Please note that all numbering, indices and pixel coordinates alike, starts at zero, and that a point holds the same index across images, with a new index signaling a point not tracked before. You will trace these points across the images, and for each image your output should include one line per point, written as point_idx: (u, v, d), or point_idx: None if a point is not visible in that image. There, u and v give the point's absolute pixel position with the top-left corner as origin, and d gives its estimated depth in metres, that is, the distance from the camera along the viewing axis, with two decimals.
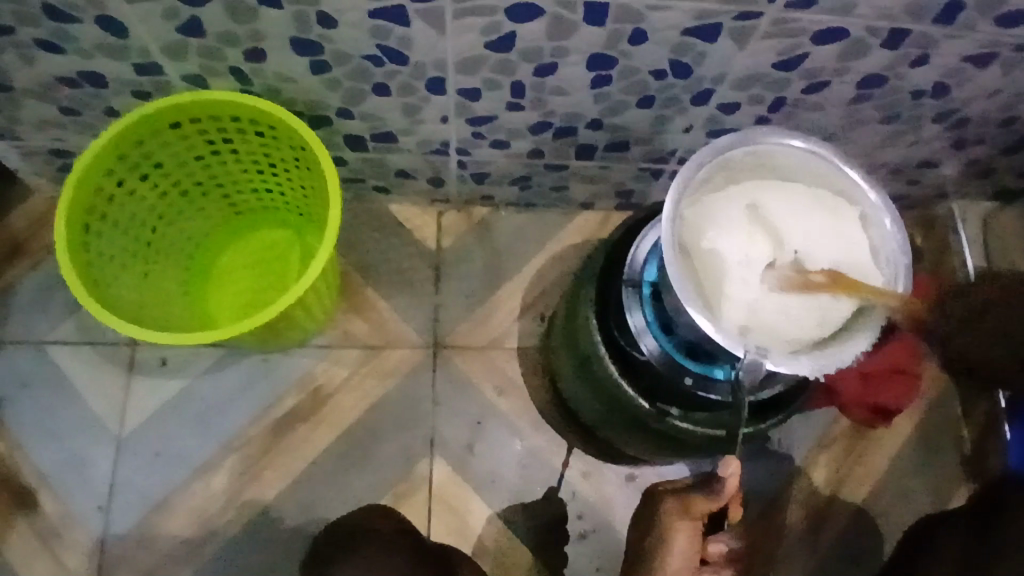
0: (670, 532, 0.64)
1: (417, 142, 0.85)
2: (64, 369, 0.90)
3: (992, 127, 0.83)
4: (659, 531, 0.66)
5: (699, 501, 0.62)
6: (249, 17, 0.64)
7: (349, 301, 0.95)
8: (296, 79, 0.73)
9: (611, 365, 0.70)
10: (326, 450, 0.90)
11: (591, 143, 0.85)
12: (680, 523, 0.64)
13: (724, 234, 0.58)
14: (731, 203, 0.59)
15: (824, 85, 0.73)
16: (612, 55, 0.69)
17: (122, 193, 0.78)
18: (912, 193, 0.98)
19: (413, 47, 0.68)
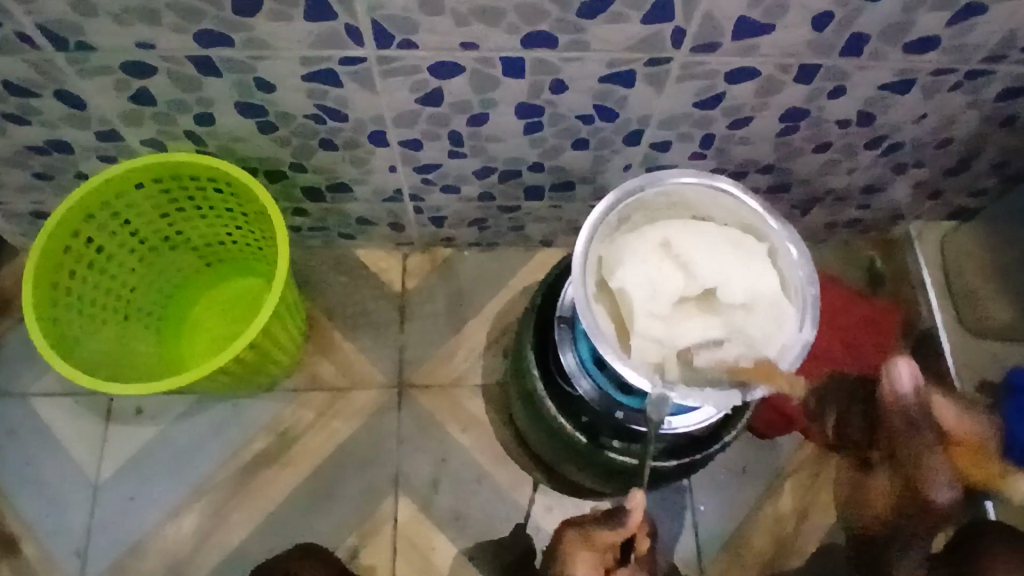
0: (572, 561, 0.68)
1: (371, 190, 0.89)
2: (45, 419, 0.95)
3: (928, 152, 0.84)
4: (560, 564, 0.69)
5: (603, 530, 0.68)
6: (194, 85, 0.69)
7: (317, 344, 0.99)
8: (247, 139, 0.78)
9: (549, 401, 0.74)
10: (295, 490, 0.93)
11: (537, 184, 0.88)
12: (581, 554, 0.68)
13: (640, 267, 0.62)
14: (648, 240, 0.64)
15: (748, 121, 0.76)
16: (538, 103, 0.72)
17: (92, 251, 0.82)
18: (865, 218, 0.99)
19: (349, 105, 0.72)
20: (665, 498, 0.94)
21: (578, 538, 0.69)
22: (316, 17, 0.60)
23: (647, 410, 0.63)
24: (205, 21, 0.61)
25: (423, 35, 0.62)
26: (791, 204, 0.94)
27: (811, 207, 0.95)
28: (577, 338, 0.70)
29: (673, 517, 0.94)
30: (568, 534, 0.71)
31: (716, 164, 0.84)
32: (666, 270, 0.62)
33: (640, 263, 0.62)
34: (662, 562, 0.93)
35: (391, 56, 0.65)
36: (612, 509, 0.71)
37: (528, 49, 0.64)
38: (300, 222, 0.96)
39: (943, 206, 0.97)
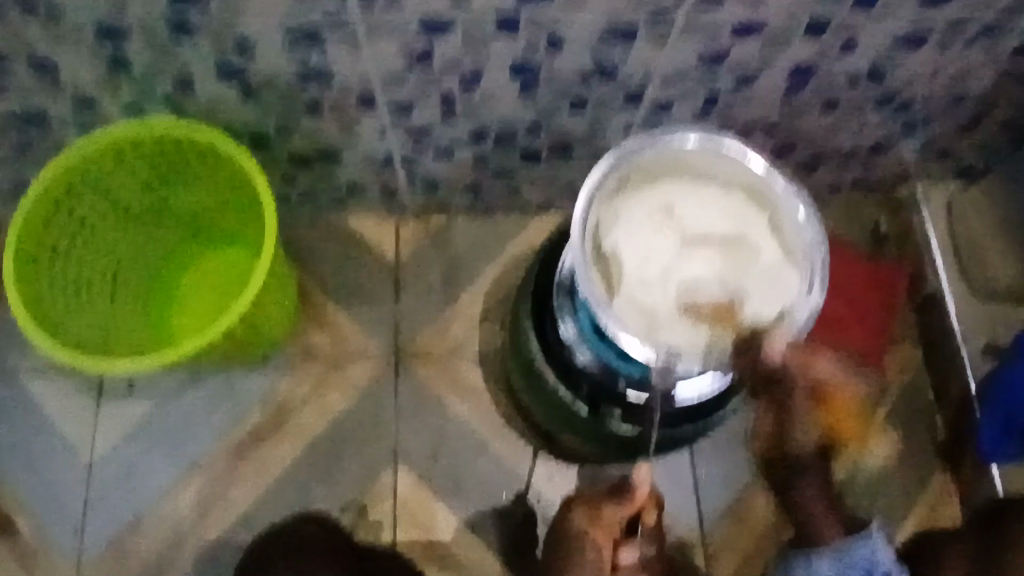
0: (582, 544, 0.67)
1: (361, 156, 0.85)
2: (35, 396, 0.93)
3: (939, 109, 0.81)
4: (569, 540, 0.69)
5: (610, 508, 0.66)
6: (171, 48, 0.66)
7: (310, 315, 0.96)
8: (229, 104, 0.74)
9: (550, 372, 0.72)
10: (292, 463, 0.92)
11: (533, 147, 0.85)
12: (587, 533, 0.66)
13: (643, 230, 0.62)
14: (648, 201, 0.63)
15: (753, 78, 0.73)
16: (534, 61, 0.69)
17: (74, 226, 0.80)
18: (872, 178, 0.97)
19: (335, 66, 0.69)
20: (667, 466, 0.93)
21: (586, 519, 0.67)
22: None
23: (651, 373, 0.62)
24: None
25: None
26: (796, 165, 0.91)
27: (816, 167, 0.92)
28: (577, 308, 0.67)
29: (675, 485, 0.93)
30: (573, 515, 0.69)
31: (720, 124, 0.81)
32: (663, 238, 0.62)
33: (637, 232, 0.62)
34: (666, 529, 0.92)
35: (377, 12, 0.61)
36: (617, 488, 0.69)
37: (522, 3, 0.61)
38: (288, 190, 0.93)
39: (952, 164, 0.94)
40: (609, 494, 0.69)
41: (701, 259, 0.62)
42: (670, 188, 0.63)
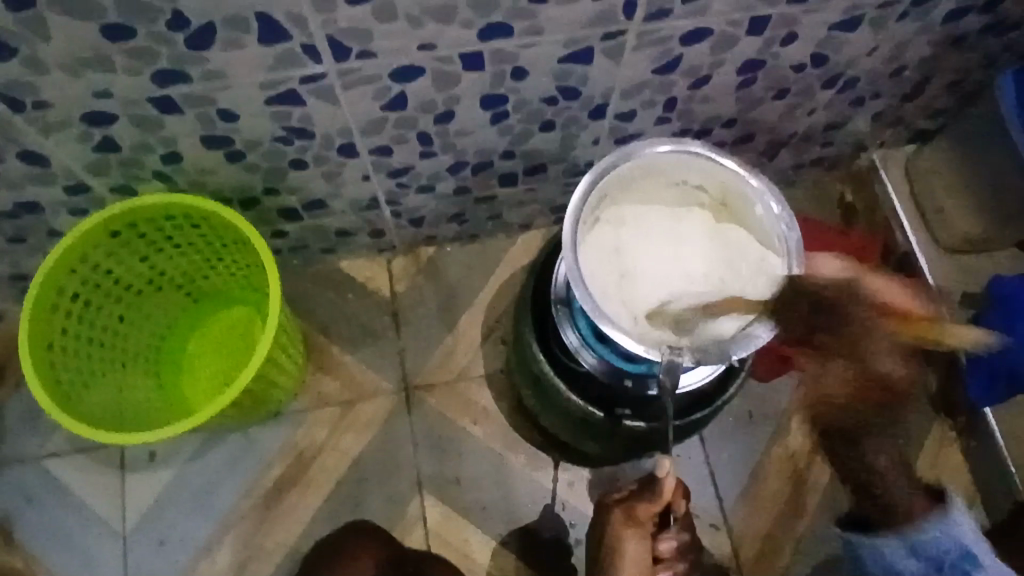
0: (621, 541, 0.70)
1: (347, 202, 0.89)
2: (59, 479, 0.94)
3: (882, 83, 0.86)
4: (607, 541, 0.72)
5: (644, 502, 0.70)
6: (157, 126, 0.69)
7: (318, 362, 0.99)
8: (216, 170, 0.78)
9: (558, 380, 0.75)
10: (320, 507, 0.94)
11: (509, 171, 0.89)
12: (628, 532, 0.71)
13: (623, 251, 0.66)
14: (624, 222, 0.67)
15: (707, 80, 0.77)
16: (501, 92, 0.73)
17: (79, 306, 0.82)
18: (831, 154, 1.02)
19: (315, 122, 0.72)
20: (681, 456, 0.97)
21: (622, 516, 0.71)
22: (271, 40, 0.60)
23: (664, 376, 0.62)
24: (160, 61, 0.61)
25: (379, 42, 0.63)
26: (758, 152, 0.96)
27: (777, 151, 0.97)
28: (575, 315, 0.70)
29: (690, 472, 0.96)
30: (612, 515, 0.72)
31: (681, 124, 0.85)
32: (642, 255, 0.67)
33: (615, 253, 0.66)
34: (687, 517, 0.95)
35: (350, 67, 0.65)
36: (643, 481, 0.74)
37: (485, 41, 0.65)
38: (280, 244, 0.96)
39: (903, 131, 1.00)
40: (634, 492, 0.73)
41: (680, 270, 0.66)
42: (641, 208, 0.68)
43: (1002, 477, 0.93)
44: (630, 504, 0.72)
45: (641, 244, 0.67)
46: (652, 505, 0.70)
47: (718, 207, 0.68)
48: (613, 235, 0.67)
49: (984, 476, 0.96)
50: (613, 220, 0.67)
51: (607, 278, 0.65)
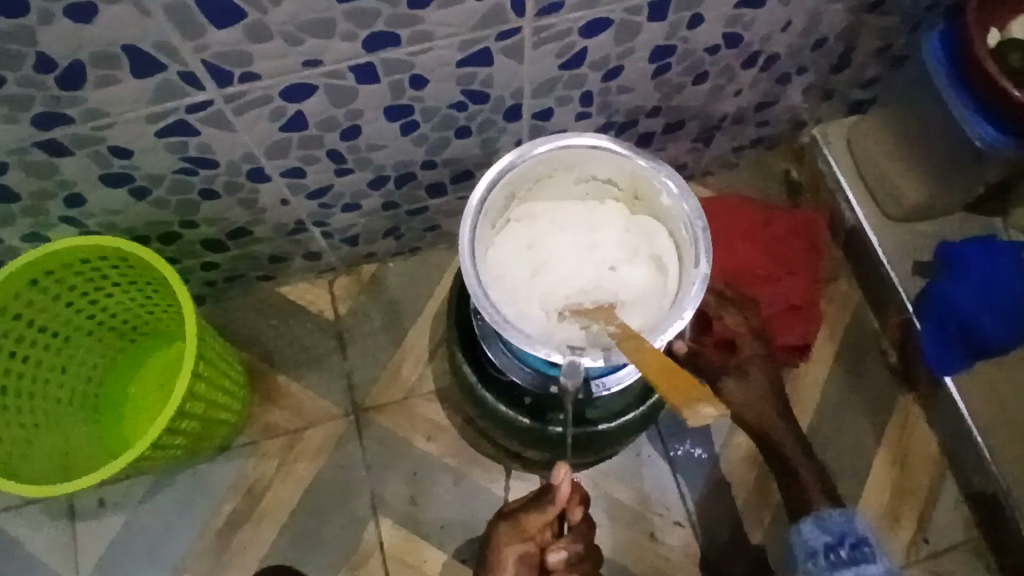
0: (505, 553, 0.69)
1: (272, 227, 0.87)
2: (8, 537, 0.91)
3: (805, 57, 0.84)
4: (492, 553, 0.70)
5: (533, 514, 0.70)
6: (49, 170, 0.67)
7: (264, 391, 0.97)
8: (126, 209, 0.76)
9: (489, 394, 0.74)
10: (276, 540, 0.92)
11: (435, 181, 0.87)
12: (514, 544, 0.70)
13: (534, 252, 0.64)
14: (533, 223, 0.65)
15: (619, 70, 0.75)
16: (404, 103, 0.71)
17: (6, 361, 0.79)
18: (770, 132, 1.00)
19: (215, 150, 0.70)
20: (641, 454, 0.95)
21: (510, 528, 0.70)
22: (145, 72, 0.58)
23: (563, 382, 0.58)
24: (34, 105, 0.59)
25: (260, 64, 0.60)
26: (691, 138, 0.94)
27: (712, 136, 0.95)
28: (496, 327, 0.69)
29: (652, 470, 0.94)
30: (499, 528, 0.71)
31: (604, 117, 0.83)
32: (554, 256, 0.65)
33: (526, 253, 0.64)
34: (653, 516, 0.93)
35: (236, 92, 0.63)
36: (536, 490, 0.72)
37: (372, 51, 0.63)
38: (212, 276, 0.94)
39: (840, 103, 0.98)
40: (525, 503, 0.72)
41: (594, 269, 0.64)
42: (551, 208, 0.66)
43: (968, 446, 0.91)
44: (518, 516, 0.71)
45: (555, 243, 0.65)
46: (540, 514, 0.70)
47: (632, 199, 0.65)
48: (525, 236, 0.65)
49: (950, 447, 0.93)
50: (523, 220, 0.65)
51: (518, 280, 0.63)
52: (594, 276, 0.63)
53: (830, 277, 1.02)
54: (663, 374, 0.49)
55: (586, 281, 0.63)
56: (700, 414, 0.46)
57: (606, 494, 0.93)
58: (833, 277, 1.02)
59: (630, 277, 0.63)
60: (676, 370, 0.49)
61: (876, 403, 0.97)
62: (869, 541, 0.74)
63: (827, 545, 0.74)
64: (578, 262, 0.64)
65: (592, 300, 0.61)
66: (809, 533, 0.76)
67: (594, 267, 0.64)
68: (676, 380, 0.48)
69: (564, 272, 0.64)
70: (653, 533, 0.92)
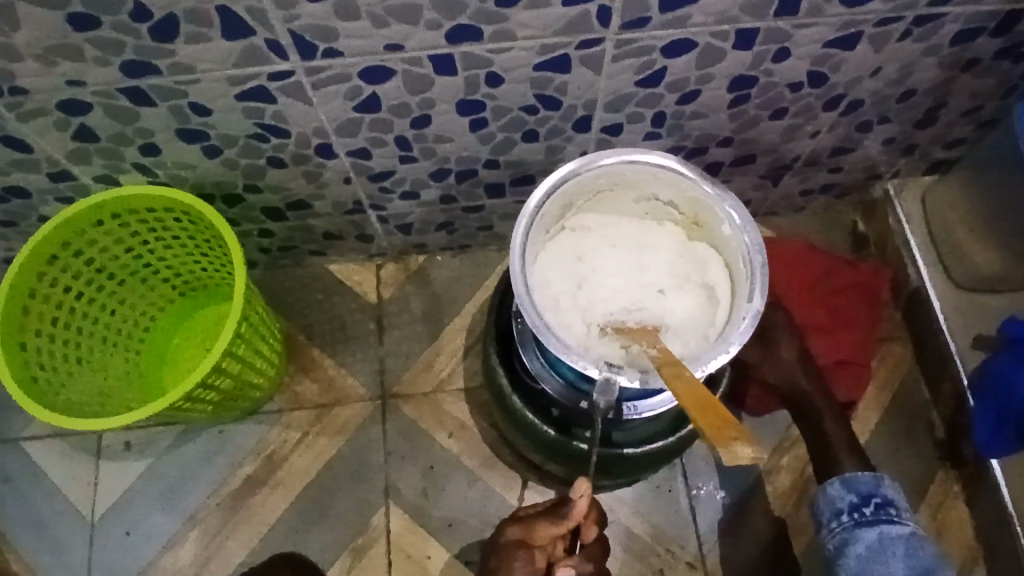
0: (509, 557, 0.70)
1: (331, 204, 0.88)
2: (36, 462, 0.95)
3: (890, 107, 0.82)
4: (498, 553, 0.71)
5: (544, 526, 0.69)
6: (130, 117, 0.69)
7: (298, 363, 0.98)
8: (196, 165, 0.78)
9: (517, 399, 0.73)
10: (287, 509, 0.92)
11: (495, 181, 0.87)
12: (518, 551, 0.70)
13: (583, 263, 0.64)
14: (587, 234, 0.65)
15: (696, 95, 0.74)
16: (477, 99, 0.71)
17: (60, 293, 0.83)
18: (842, 180, 0.97)
19: (288, 120, 0.71)
20: (660, 486, 0.93)
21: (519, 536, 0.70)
22: (234, 35, 0.60)
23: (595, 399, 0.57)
24: (126, 52, 0.61)
25: (344, 41, 0.62)
26: (759, 175, 0.92)
27: (781, 175, 0.93)
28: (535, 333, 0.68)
29: (669, 505, 0.92)
30: (509, 530, 0.71)
31: (674, 140, 0.82)
32: (603, 270, 0.64)
33: (575, 264, 0.64)
34: (662, 553, 0.91)
35: (317, 65, 0.64)
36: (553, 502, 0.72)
37: (455, 44, 0.63)
38: (267, 244, 0.96)
39: (919, 160, 0.94)
40: (540, 513, 0.71)
41: (643, 288, 0.63)
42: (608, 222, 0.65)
43: (1005, 537, 0.87)
44: (530, 525, 0.70)
45: (606, 258, 0.64)
46: (552, 528, 0.69)
47: (691, 225, 0.64)
48: (577, 246, 0.64)
49: (988, 533, 0.89)
50: (576, 230, 0.65)
51: (564, 290, 0.63)
52: (642, 296, 0.62)
53: (886, 337, 0.99)
54: (701, 410, 0.48)
55: (633, 300, 0.62)
56: (734, 455, 0.46)
57: (618, 521, 0.92)
58: (888, 337, 0.99)
59: (678, 302, 0.62)
60: (714, 408, 0.48)
61: (915, 477, 0.93)
62: (895, 505, 0.73)
63: (852, 505, 0.74)
64: (627, 279, 0.63)
65: (636, 321, 0.60)
66: (835, 493, 0.75)
67: (643, 288, 0.63)
68: (712, 418, 0.48)
69: (611, 287, 0.63)
70: (661, 569, 0.90)
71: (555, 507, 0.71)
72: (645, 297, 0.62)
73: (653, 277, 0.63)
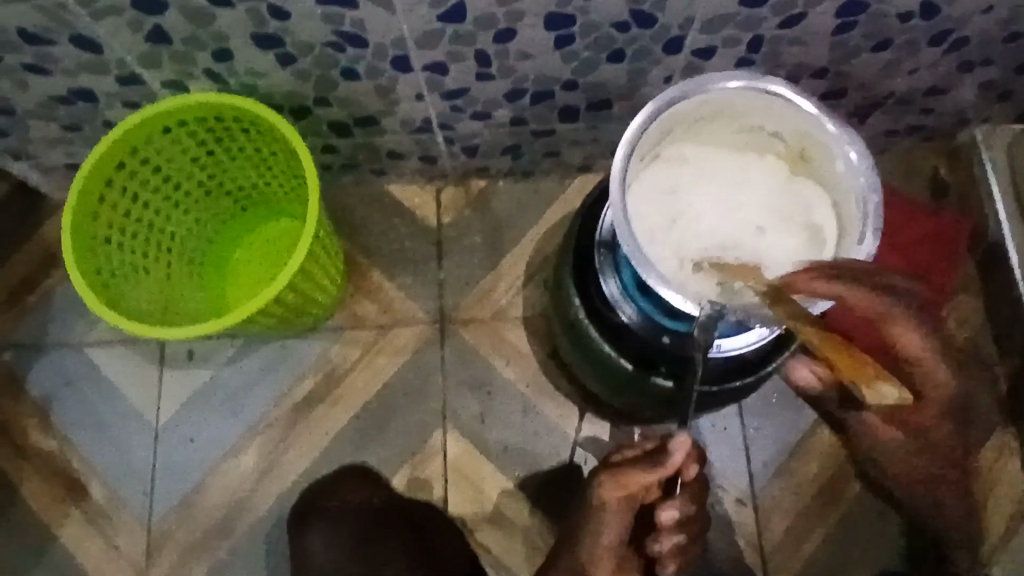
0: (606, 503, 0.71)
1: (399, 122, 0.86)
2: (100, 368, 0.96)
3: (1003, 41, 0.76)
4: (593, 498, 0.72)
5: (639, 474, 0.68)
6: (206, 19, 0.66)
7: (357, 284, 0.97)
8: (267, 74, 0.75)
9: (593, 331, 0.73)
10: (344, 427, 0.94)
11: (571, 105, 0.83)
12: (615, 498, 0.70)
13: (681, 195, 0.63)
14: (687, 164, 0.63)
15: (800, 19, 0.70)
16: (568, 14, 0.67)
17: (127, 200, 0.82)
18: (932, 120, 0.92)
19: (368, 30, 0.68)
20: (718, 424, 0.92)
21: (613, 482, 0.69)
22: None
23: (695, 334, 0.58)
24: None
25: None
26: (846, 111, 0.87)
27: (869, 112, 0.88)
28: (619, 264, 0.68)
29: (725, 443, 0.92)
30: (603, 478, 0.70)
31: (765, 69, 0.78)
32: (701, 204, 0.63)
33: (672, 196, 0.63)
34: (714, 489, 0.91)
35: None
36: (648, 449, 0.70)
37: None
38: (330, 160, 0.94)
39: (1019, 101, 0.89)
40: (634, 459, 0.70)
41: (742, 224, 0.62)
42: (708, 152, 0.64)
43: None
44: (625, 472, 0.69)
45: (704, 190, 0.63)
46: (648, 476, 0.68)
47: (795, 158, 0.63)
48: (674, 176, 0.63)
49: None
50: (675, 159, 0.63)
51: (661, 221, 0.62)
52: (741, 231, 0.62)
53: (961, 286, 0.94)
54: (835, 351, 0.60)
55: (732, 235, 0.62)
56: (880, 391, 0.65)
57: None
58: (963, 287, 0.94)
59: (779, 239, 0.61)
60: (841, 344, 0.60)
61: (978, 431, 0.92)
62: None
63: None
64: (725, 213, 0.63)
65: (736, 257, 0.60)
66: None
67: (742, 224, 0.62)
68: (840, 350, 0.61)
69: (710, 221, 0.62)
70: (713, 504, 0.91)
71: (650, 455, 0.69)
72: (745, 233, 0.62)
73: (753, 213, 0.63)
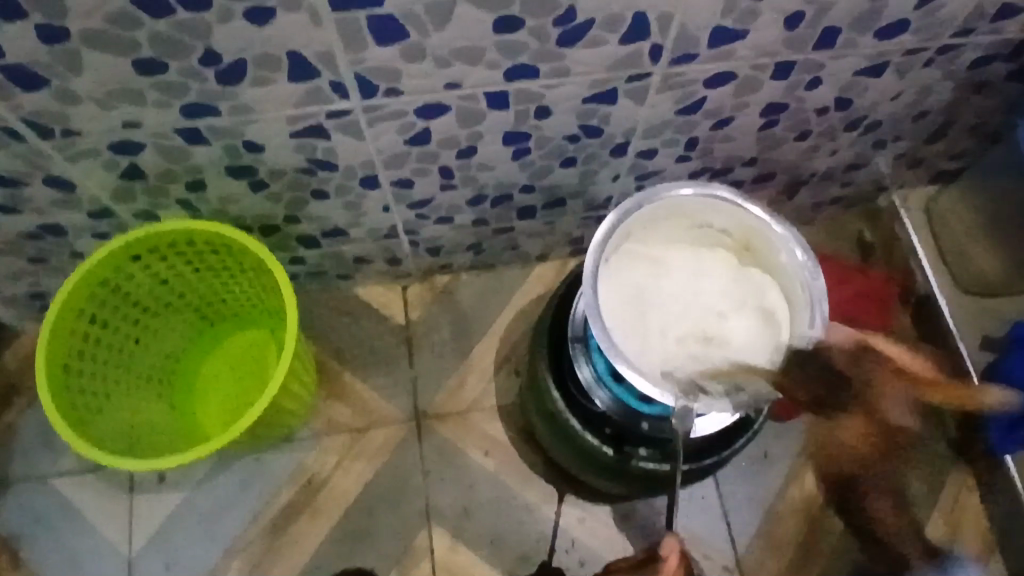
0: None
1: (366, 231, 0.89)
2: (69, 500, 0.93)
3: (904, 125, 0.86)
4: None
5: None
6: (182, 155, 0.69)
7: (331, 388, 0.99)
8: (239, 199, 0.78)
9: (573, 419, 0.75)
10: (328, 535, 0.93)
11: (528, 205, 0.89)
12: None
13: (646, 289, 0.69)
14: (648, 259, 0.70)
15: (729, 121, 0.78)
16: (523, 130, 0.73)
17: (98, 328, 0.82)
18: (851, 193, 1.01)
19: (339, 155, 0.72)
20: (693, 494, 0.96)
21: None
22: (301, 78, 0.61)
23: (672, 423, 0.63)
24: (190, 94, 0.61)
25: (406, 81, 0.63)
26: (776, 191, 0.96)
27: (797, 190, 0.97)
28: (592, 354, 0.72)
29: (701, 511, 0.96)
30: None
31: (702, 163, 0.85)
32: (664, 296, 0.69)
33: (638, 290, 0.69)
34: (696, 557, 0.94)
35: (377, 104, 0.65)
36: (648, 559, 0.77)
37: (511, 81, 0.65)
38: (297, 270, 0.96)
39: (924, 171, 0.99)
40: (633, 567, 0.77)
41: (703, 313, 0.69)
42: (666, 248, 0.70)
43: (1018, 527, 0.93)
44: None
45: (666, 282, 0.70)
46: None
47: (742, 249, 0.70)
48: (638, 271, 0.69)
49: (1001, 524, 0.95)
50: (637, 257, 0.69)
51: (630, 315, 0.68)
52: (703, 319, 0.68)
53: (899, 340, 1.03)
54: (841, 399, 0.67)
55: (696, 323, 0.68)
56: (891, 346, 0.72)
57: (654, 530, 0.95)
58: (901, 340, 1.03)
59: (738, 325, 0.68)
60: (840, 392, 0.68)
61: (931, 475, 0.98)
62: None
63: None
64: (686, 303, 0.69)
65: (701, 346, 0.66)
66: None
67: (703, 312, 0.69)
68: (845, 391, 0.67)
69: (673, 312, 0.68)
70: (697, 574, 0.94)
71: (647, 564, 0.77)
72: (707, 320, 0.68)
73: (711, 301, 0.69)
